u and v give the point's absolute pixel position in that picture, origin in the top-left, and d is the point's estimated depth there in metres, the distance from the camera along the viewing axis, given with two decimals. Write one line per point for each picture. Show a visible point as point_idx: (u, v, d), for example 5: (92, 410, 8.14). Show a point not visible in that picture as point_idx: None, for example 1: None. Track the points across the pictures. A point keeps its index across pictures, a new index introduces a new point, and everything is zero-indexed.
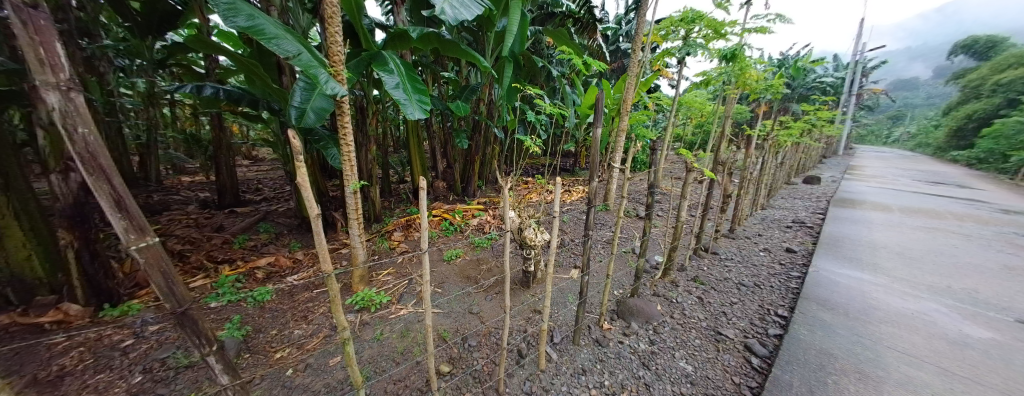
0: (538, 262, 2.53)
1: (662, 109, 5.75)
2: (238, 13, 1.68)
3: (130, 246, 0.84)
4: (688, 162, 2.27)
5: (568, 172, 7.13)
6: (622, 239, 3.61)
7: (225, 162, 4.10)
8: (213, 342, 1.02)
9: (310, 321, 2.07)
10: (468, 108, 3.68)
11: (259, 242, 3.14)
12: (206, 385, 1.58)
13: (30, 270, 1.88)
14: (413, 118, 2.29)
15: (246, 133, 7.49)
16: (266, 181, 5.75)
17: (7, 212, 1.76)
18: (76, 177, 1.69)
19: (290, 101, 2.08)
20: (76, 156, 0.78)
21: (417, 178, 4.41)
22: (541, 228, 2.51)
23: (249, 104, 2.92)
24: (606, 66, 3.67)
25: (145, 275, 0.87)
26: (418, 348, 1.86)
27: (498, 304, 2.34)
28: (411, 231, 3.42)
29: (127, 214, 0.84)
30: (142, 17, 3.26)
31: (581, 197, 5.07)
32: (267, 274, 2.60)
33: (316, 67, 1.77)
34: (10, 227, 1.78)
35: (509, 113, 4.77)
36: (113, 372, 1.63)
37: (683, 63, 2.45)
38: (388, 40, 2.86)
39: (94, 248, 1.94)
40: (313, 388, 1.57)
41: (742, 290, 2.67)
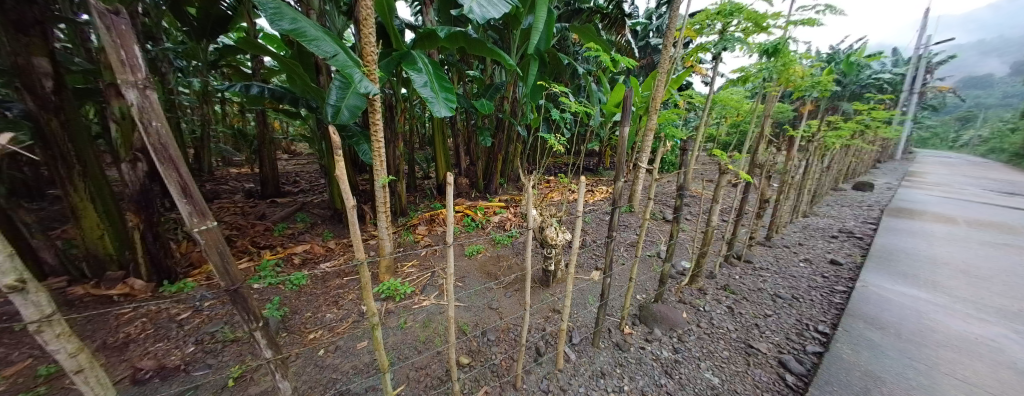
0: (558, 262, 2.52)
1: (693, 107, 5.49)
2: (283, 16, 1.79)
3: (193, 229, 0.94)
4: (722, 164, 2.13)
5: (592, 171, 6.99)
6: (646, 242, 3.50)
7: (267, 155, 4.42)
8: (260, 319, 1.11)
9: (340, 306, 2.20)
10: (492, 106, 3.71)
11: (296, 230, 3.37)
12: (249, 359, 1.72)
13: (103, 248, 2.15)
14: (439, 116, 2.36)
15: (286, 129, 8.02)
16: (303, 174, 6.12)
17: (85, 195, 2.00)
18: (141, 166, 1.96)
19: (326, 99, 2.20)
20: (150, 147, 0.87)
21: (442, 174, 4.53)
22: (562, 227, 2.49)
23: (290, 102, 3.13)
24: (635, 63, 3.49)
25: (205, 256, 0.97)
26: (439, 339, 1.92)
27: (517, 301, 2.36)
28: (434, 225, 3.52)
29: (191, 200, 0.93)
30: (197, 22, 3.53)
31: (605, 198, 4.98)
32: (303, 260, 2.79)
33: (351, 67, 1.86)
34: (87, 209, 2.02)
35: (534, 111, 4.75)
36: (170, 342, 1.82)
37: (718, 58, 2.32)
38: (417, 40, 2.95)
39: (157, 230, 2.17)
40: (341, 369, 1.67)
41: (777, 302, 2.50)
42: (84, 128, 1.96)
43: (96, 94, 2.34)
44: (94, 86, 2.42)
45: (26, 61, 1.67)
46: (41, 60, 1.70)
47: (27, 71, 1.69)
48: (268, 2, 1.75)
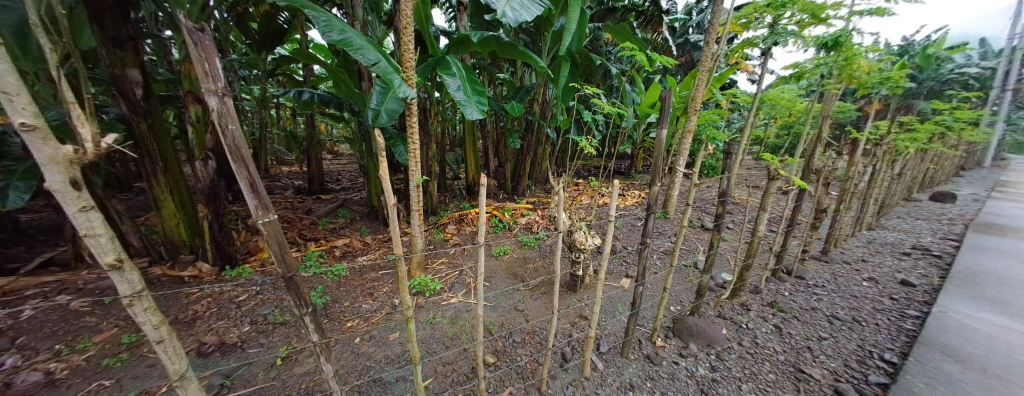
0: (587, 267, 2.46)
1: (736, 107, 5.12)
2: (333, 28, 1.94)
3: (258, 220, 1.04)
4: (771, 169, 1.96)
5: (623, 175, 6.76)
6: (682, 251, 3.32)
7: (314, 155, 4.80)
8: (310, 305, 1.19)
9: (375, 298, 2.33)
10: (522, 109, 3.73)
11: (337, 225, 3.63)
12: (295, 341, 1.88)
13: (178, 234, 2.46)
14: (471, 119, 2.42)
15: (331, 131, 8.67)
16: (345, 173, 6.57)
17: (165, 188, 2.30)
18: (210, 163, 2.26)
19: (368, 104, 2.35)
20: (226, 147, 0.98)
21: (472, 175, 4.63)
22: (591, 231, 2.43)
23: (335, 106, 3.38)
24: (672, 62, 3.33)
25: (267, 243, 1.07)
26: (466, 336, 1.96)
27: (544, 304, 2.35)
28: (463, 225, 3.60)
29: (258, 195, 1.04)
30: (259, 37, 3.88)
31: (637, 202, 4.80)
32: (343, 253, 3.00)
33: (392, 73, 1.97)
34: (166, 200, 2.33)
35: (564, 113, 4.71)
36: (230, 321, 2.04)
37: (767, 54, 2.15)
38: (452, 45, 3.05)
39: (222, 220, 2.45)
40: (375, 357, 1.77)
41: (834, 324, 2.24)
42: (167, 130, 2.27)
43: (177, 101, 2.69)
44: (176, 94, 2.79)
45: (122, 72, 1.97)
46: (133, 71, 1.99)
47: (123, 80, 1.98)
48: (321, 15, 1.89)
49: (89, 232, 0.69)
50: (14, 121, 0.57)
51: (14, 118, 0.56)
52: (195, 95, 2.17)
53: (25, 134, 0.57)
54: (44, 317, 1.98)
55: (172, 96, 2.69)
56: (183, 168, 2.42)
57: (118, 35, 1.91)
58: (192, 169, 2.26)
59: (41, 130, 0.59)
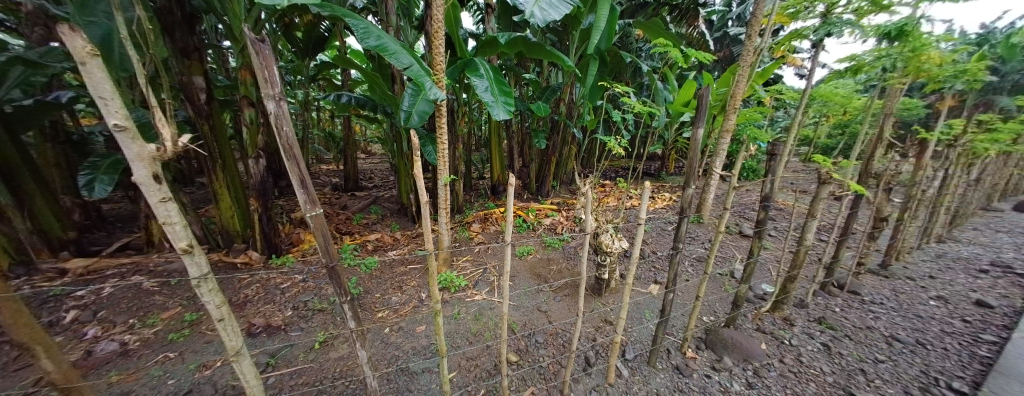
0: (613, 270, 2.40)
1: (781, 105, 4.74)
2: (370, 34, 2.04)
3: (306, 214, 1.08)
4: (822, 172, 1.80)
5: (653, 176, 6.50)
6: (717, 258, 3.13)
7: (350, 154, 5.09)
8: (350, 294, 1.21)
9: (403, 291, 2.43)
10: (549, 109, 3.71)
11: (370, 220, 3.83)
12: (331, 328, 2.02)
13: (233, 225, 2.71)
14: (498, 119, 2.45)
15: (365, 132, 9.16)
16: (377, 172, 6.90)
17: (223, 183, 2.56)
18: (261, 161, 2.49)
19: (401, 106, 2.46)
20: (280, 145, 0.98)
21: (497, 175, 4.68)
22: (618, 234, 2.36)
23: (370, 108, 3.57)
24: (710, 57, 3.15)
25: (313, 234, 1.11)
26: (490, 333, 1.99)
27: (567, 306, 2.32)
28: (488, 224, 3.65)
29: (307, 188, 1.08)
30: (302, 46, 4.16)
31: (668, 205, 4.59)
32: (374, 247, 3.16)
33: (423, 76, 2.04)
34: (223, 194, 2.58)
35: (591, 113, 4.62)
36: (275, 305, 2.22)
37: (818, 46, 1.97)
38: (480, 47, 3.10)
39: (270, 213, 2.67)
40: (403, 347, 1.85)
41: (895, 346, 2.01)
42: (225, 131, 2.52)
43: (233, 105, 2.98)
44: (233, 99, 3.09)
45: (189, 79, 2.22)
46: (198, 78, 2.23)
47: (190, 87, 2.23)
48: (359, 22, 2.00)
49: (167, 220, 0.77)
50: (109, 123, 0.66)
51: (110, 120, 0.65)
52: (250, 99, 2.40)
53: (119, 134, 0.67)
54: (124, 294, 2.26)
55: (229, 100, 2.98)
56: (238, 165, 2.67)
57: (186, 46, 2.15)
58: (245, 166, 2.51)
59: (132, 131, 0.68)
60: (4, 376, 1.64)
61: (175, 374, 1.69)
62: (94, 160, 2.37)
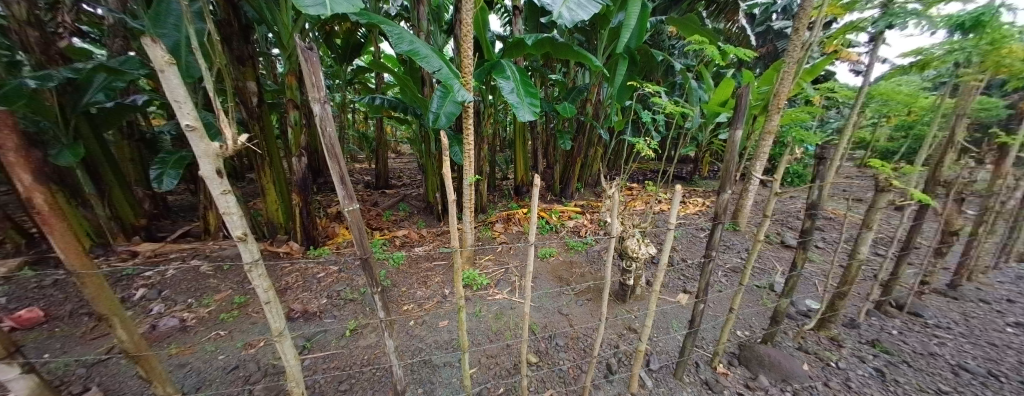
0: (638, 277, 2.33)
1: (833, 104, 4.35)
2: (403, 40, 2.14)
3: (345, 208, 1.10)
4: (879, 178, 1.63)
5: (684, 180, 6.20)
6: (755, 270, 2.92)
7: (382, 154, 5.34)
8: (381, 285, 1.24)
9: (428, 286, 2.51)
10: (575, 110, 3.67)
11: (398, 217, 3.99)
12: (360, 317, 2.13)
13: (277, 218, 2.94)
14: (523, 120, 2.46)
15: (396, 133, 9.57)
16: (406, 171, 7.17)
17: (270, 179, 2.79)
18: (303, 159, 2.70)
19: (430, 107, 2.55)
20: (325, 145, 1.01)
21: (521, 176, 4.70)
22: (645, 239, 2.28)
23: (401, 110, 3.73)
24: (750, 54, 2.96)
25: (349, 227, 1.13)
26: (510, 332, 2.00)
27: (589, 311, 2.28)
28: (511, 224, 3.68)
29: (347, 186, 1.10)
30: (341, 52, 4.43)
31: (700, 211, 4.36)
32: (402, 242, 3.29)
33: (452, 79, 2.11)
34: (270, 189, 2.81)
35: (619, 114, 4.50)
36: (311, 293, 2.38)
37: (877, 39, 1.79)
38: (507, 49, 3.14)
39: (309, 207, 2.87)
40: (427, 341, 1.91)
41: (968, 377, 1.76)
42: (273, 131, 2.75)
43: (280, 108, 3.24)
44: (280, 102, 3.37)
45: (244, 84, 2.44)
46: (251, 83, 2.45)
47: (244, 91, 2.46)
48: (394, 29, 2.10)
49: (227, 210, 0.86)
50: (183, 123, 0.75)
51: (184, 121, 0.74)
52: (295, 102, 2.60)
53: (190, 133, 0.76)
54: (184, 277, 2.53)
55: (276, 103, 3.25)
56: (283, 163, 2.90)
57: (242, 55, 2.37)
58: (289, 163, 2.72)
59: (201, 131, 0.78)
60: (86, 343, 1.91)
61: (225, 350, 1.87)
62: (164, 156, 2.67)
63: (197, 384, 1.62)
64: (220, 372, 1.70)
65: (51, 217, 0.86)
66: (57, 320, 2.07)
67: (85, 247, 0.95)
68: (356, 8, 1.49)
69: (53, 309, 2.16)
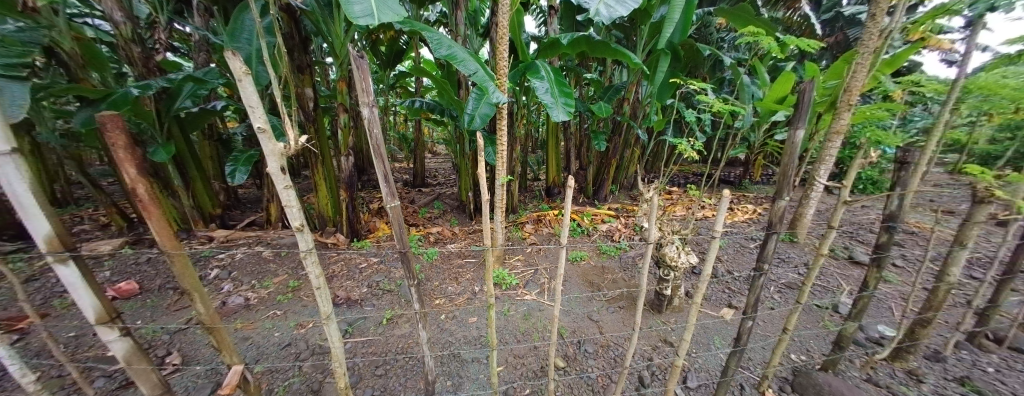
0: (676, 286, 2.19)
1: (920, 100, 3.75)
2: (442, 45, 2.23)
3: (388, 204, 1.15)
4: (979, 188, 1.38)
5: (732, 185, 5.72)
6: (815, 288, 2.60)
7: (419, 154, 5.60)
8: (417, 279, 1.29)
9: (459, 282, 2.59)
10: (611, 109, 3.56)
11: (433, 214, 4.16)
12: (396, 307, 2.26)
13: (326, 211, 3.21)
14: (557, 121, 2.44)
15: (432, 134, 9.98)
16: (441, 171, 7.45)
17: (321, 175, 3.05)
18: (350, 158, 2.92)
19: (465, 109, 2.63)
20: (371, 145, 1.08)
21: (552, 177, 4.65)
22: (686, 247, 2.13)
23: (438, 112, 3.88)
24: (815, 45, 2.64)
25: (391, 222, 1.18)
26: (538, 334, 1.99)
27: (621, 319, 2.20)
28: (542, 225, 3.66)
29: (390, 183, 1.14)
30: (384, 58, 4.71)
31: (750, 219, 4.00)
32: (436, 239, 3.42)
33: (487, 81, 2.15)
34: (321, 185, 3.08)
35: (659, 114, 4.27)
36: (354, 282, 2.57)
37: (981, 22, 1.51)
38: (541, 49, 3.13)
39: (353, 202, 3.09)
40: (456, 335, 1.97)
41: None
42: (325, 132, 3.01)
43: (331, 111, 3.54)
44: (331, 105, 3.68)
45: (301, 90, 2.70)
46: (308, 89, 2.70)
47: (302, 96, 2.72)
48: (434, 35, 2.20)
49: (288, 204, 0.95)
50: (255, 126, 0.85)
51: (256, 123, 0.84)
52: (344, 105, 2.83)
53: (261, 135, 0.86)
54: (250, 260, 2.86)
55: (328, 106, 3.55)
56: (333, 161, 3.16)
57: (301, 64, 2.63)
58: (339, 162, 2.97)
59: (270, 132, 0.88)
60: (171, 313, 2.23)
61: (280, 328, 2.08)
62: (237, 154, 3.04)
63: (257, 356, 1.83)
64: (277, 347, 1.91)
65: (149, 204, 1.01)
66: (149, 292, 2.45)
67: (173, 230, 1.10)
68: (400, 17, 1.57)
69: (148, 282, 2.56)
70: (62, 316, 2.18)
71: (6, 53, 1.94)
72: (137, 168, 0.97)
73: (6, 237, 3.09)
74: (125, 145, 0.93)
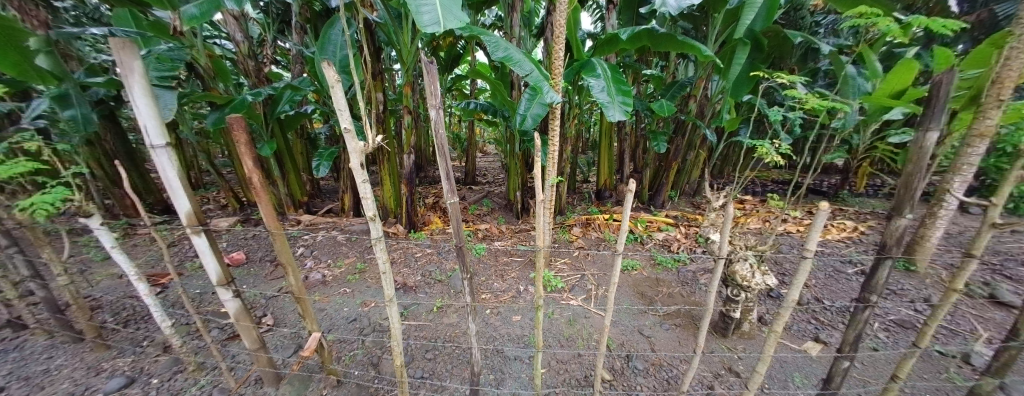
0: (748, 310, 1.93)
1: None
2: (499, 48, 2.27)
3: (448, 199, 1.20)
4: None
5: (825, 196, 4.85)
6: (942, 332, 2.06)
7: (471, 152, 5.83)
8: (469, 273, 1.34)
9: (505, 279, 2.64)
10: (674, 108, 3.28)
11: (482, 211, 4.30)
12: (445, 298, 2.39)
13: (390, 203, 3.53)
14: (613, 121, 2.32)
15: (484, 135, 10.32)
16: (491, 170, 7.67)
17: (386, 170, 3.34)
18: (411, 156, 3.17)
19: (518, 110, 2.65)
20: (437, 144, 1.14)
21: (604, 179, 4.45)
22: (763, 267, 1.86)
23: (491, 113, 3.99)
24: (959, 24, 2.08)
25: (450, 219, 1.23)
26: (583, 341, 1.94)
27: (678, 338, 2.01)
28: (590, 229, 3.54)
29: (451, 180, 1.19)
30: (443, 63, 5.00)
31: (848, 238, 3.35)
32: (484, 235, 3.54)
33: (542, 81, 2.13)
34: (385, 179, 3.38)
35: (732, 112, 3.81)
36: (410, 269, 2.79)
37: None
38: (599, 46, 3.01)
39: (412, 196, 3.36)
40: (501, 331, 2.01)
41: None
42: (391, 132, 3.29)
43: (397, 112, 3.88)
44: (397, 106, 4.03)
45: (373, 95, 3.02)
46: (378, 94, 3.01)
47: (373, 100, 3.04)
48: (492, 38, 2.25)
49: (365, 196, 1.06)
50: (343, 126, 0.96)
51: (343, 124, 0.95)
52: (409, 108, 3.08)
53: (347, 134, 0.97)
54: (327, 242, 3.28)
55: (395, 108, 3.90)
56: (396, 157, 3.45)
57: (374, 71, 2.93)
58: (402, 159, 3.25)
59: (354, 132, 0.98)
60: (268, 282, 2.68)
61: (349, 304, 2.35)
62: (322, 151, 3.50)
63: (330, 326, 2.10)
64: (344, 320, 2.16)
65: (260, 190, 1.22)
66: (252, 263, 2.97)
67: (276, 213, 1.31)
68: (463, 23, 1.65)
69: (252, 255, 3.10)
70: (191, 276, 2.76)
71: (161, 68, 2.51)
72: (253, 160, 1.17)
73: (158, 211, 4.01)
74: (245, 141, 1.14)
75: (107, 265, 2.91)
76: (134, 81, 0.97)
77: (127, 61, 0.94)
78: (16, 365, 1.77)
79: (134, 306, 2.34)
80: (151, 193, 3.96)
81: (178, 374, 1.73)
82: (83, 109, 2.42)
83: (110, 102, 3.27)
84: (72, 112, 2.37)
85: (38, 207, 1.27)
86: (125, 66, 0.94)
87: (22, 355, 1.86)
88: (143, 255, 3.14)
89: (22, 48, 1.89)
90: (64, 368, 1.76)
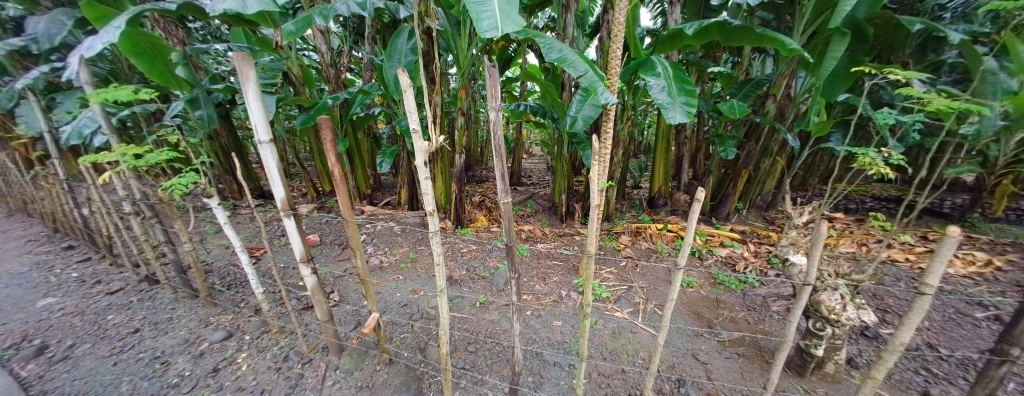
0: (834, 347, 1.64)
1: None
2: (553, 49, 2.25)
3: (501, 199, 1.22)
4: None
5: (949, 219, 3.92)
6: None
7: (518, 153, 5.89)
8: (516, 272, 1.35)
9: (546, 282, 2.62)
10: (746, 110, 2.92)
11: (526, 212, 4.32)
12: (487, 294, 2.46)
13: (441, 199, 3.75)
14: (672, 123, 2.16)
15: (531, 137, 10.38)
16: (536, 172, 7.66)
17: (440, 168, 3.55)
18: (462, 155, 3.32)
19: (568, 111, 2.61)
20: (493, 145, 1.17)
21: (658, 186, 4.15)
22: (857, 299, 1.57)
23: (540, 114, 3.99)
24: None
25: (501, 219, 1.25)
26: (627, 357, 1.83)
27: (740, 368, 1.79)
28: (640, 238, 3.34)
29: (506, 182, 1.21)
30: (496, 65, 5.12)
31: (984, 273, 2.66)
32: (527, 236, 3.55)
33: (596, 82, 2.06)
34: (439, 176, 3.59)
35: (822, 115, 3.27)
36: (456, 263, 2.92)
37: None
38: (659, 44, 2.83)
39: (462, 194, 3.54)
40: (540, 333, 2.01)
41: None
42: (445, 133, 3.48)
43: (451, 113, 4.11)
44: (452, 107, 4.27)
45: None
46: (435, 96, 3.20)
47: None
48: (546, 39, 2.24)
49: (425, 193, 1.14)
50: (411, 127, 1.05)
51: (411, 125, 1.03)
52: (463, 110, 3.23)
53: (414, 135, 1.05)
54: (386, 232, 3.60)
55: (449, 109, 4.13)
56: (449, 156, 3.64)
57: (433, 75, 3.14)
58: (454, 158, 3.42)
59: (420, 132, 1.06)
60: (336, 263, 3.04)
61: (401, 290, 2.55)
62: (385, 149, 3.83)
63: (385, 308, 2.31)
64: (397, 304, 2.35)
65: (339, 181, 1.39)
66: (325, 245, 3.39)
67: (350, 204, 1.47)
68: (520, 26, 1.67)
69: (326, 238, 3.53)
70: (278, 253, 3.24)
71: (265, 76, 2.99)
72: (335, 156, 1.34)
73: (256, 195, 4.78)
74: (329, 139, 1.30)
75: (219, 238, 3.56)
76: (249, 86, 1.17)
77: (244, 69, 1.14)
78: (151, 311, 2.27)
79: (235, 273, 2.83)
80: (252, 180, 4.74)
81: (264, 334, 2.05)
82: (208, 109, 3.01)
83: (227, 104, 3.99)
84: (200, 113, 2.97)
85: (177, 187, 1.60)
86: (243, 74, 1.14)
87: (155, 304, 2.37)
88: (245, 231, 3.78)
89: (166, 62, 2.42)
90: (182, 318, 2.20)
